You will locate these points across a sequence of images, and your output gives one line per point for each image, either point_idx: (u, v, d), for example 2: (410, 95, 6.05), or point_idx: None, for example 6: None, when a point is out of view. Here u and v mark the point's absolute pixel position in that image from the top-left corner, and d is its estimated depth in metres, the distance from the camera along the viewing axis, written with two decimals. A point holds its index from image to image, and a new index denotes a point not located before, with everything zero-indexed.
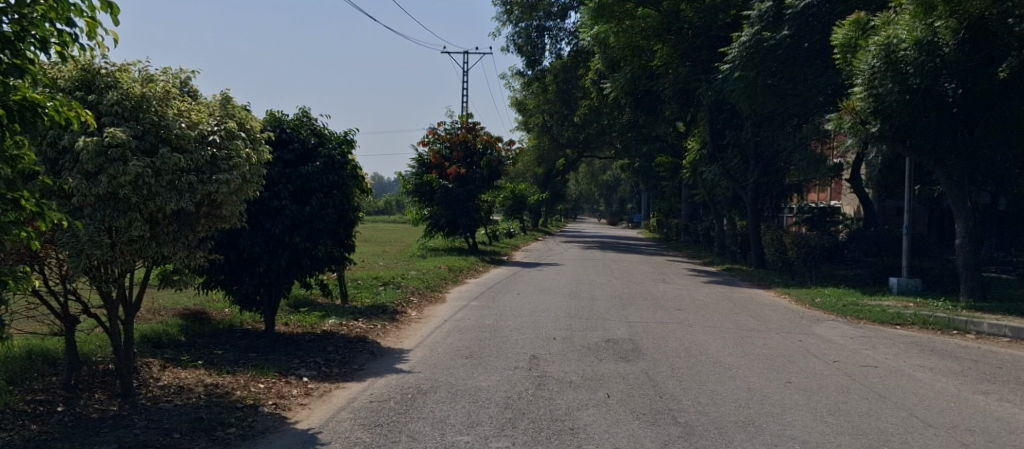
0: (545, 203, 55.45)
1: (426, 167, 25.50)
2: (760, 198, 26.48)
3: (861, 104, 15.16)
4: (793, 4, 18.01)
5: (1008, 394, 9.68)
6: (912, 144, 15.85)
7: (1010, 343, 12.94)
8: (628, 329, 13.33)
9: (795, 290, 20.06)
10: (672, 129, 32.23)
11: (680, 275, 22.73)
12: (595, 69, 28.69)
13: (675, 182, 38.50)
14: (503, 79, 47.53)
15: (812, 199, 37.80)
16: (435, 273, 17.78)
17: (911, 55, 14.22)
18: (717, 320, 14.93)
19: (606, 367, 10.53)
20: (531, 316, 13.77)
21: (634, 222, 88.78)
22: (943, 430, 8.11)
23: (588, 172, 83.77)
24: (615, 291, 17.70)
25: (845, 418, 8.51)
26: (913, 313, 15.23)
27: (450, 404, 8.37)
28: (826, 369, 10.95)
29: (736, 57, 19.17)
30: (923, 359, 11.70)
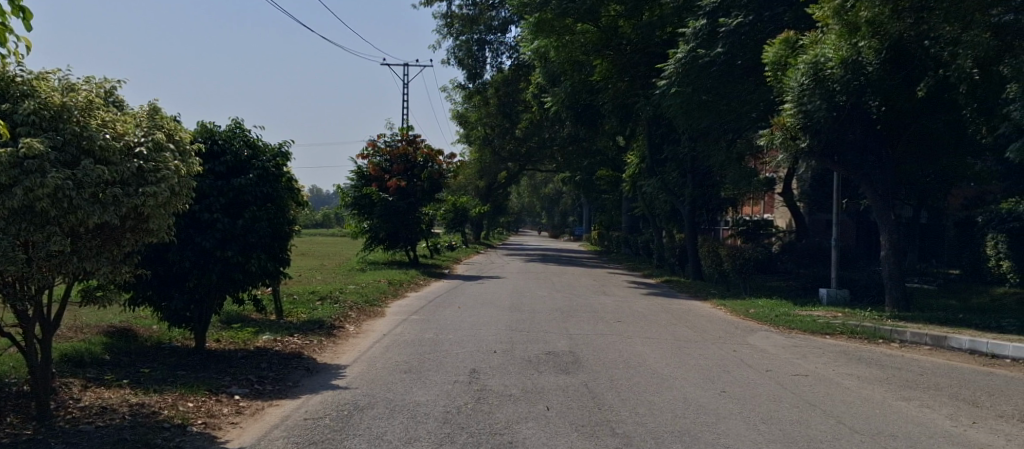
0: (487, 216, 55.43)
1: (365, 180, 25.27)
2: (697, 211, 26.88)
3: (790, 121, 15.53)
4: (727, 23, 18.54)
5: (929, 400, 9.98)
6: (839, 159, 16.52)
7: (932, 351, 13.36)
8: (567, 342, 13.39)
9: (731, 302, 20.37)
10: (612, 143, 32.55)
11: (619, 288, 22.92)
12: (535, 83, 28.87)
13: (615, 195, 38.88)
14: (445, 91, 47.43)
15: (747, 211, 38.58)
16: (374, 287, 17.61)
17: (837, 74, 14.70)
18: (656, 332, 15.11)
19: (545, 380, 10.55)
20: (471, 330, 13.74)
21: (578, 234, 89.41)
22: (868, 436, 8.32)
23: (530, 185, 84.04)
24: (554, 304, 17.77)
25: (776, 426, 8.67)
26: (842, 323, 15.61)
27: (387, 420, 8.30)
28: (759, 378, 11.15)
29: (673, 74, 19.58)
30: (851, 367, 11.99)
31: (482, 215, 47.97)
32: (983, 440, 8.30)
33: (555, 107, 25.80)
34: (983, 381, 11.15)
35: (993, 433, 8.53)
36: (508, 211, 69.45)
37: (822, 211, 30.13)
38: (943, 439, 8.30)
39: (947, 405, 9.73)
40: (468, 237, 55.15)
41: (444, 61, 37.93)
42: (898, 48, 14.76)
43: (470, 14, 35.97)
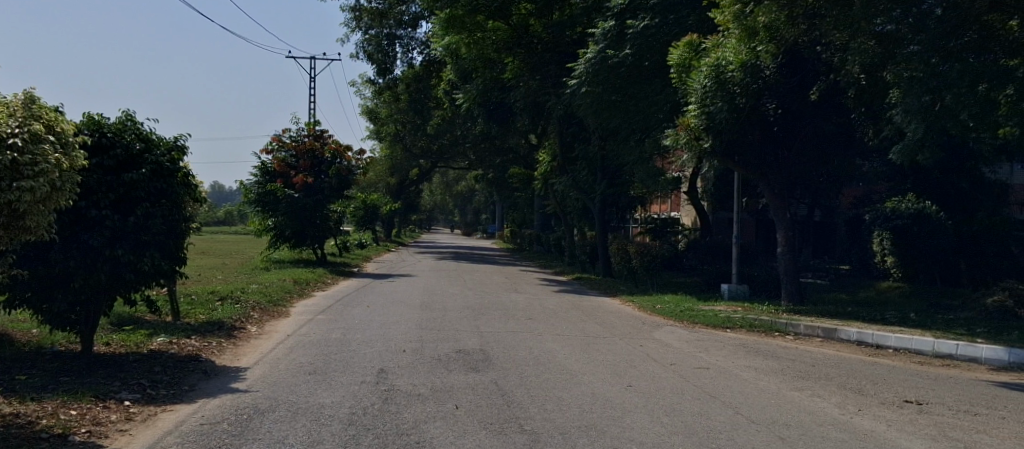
0: (398, 213, 54.97)
1: (269, 176, 24.75)
2: (606, 209, 27.26)
3: (694, 122, 15.93)
4: (634, 24, 18.78)
5: (820, 390, 10.33)
6: (741, 161, 17.02)
7: (824, 343, 13.86)
8: (478, 340, 13.36)
9: (638, 298, 20.69)
10: (524, 140, 32.71)
11: (531, 285, 23.01)
12: (446, 80, 28.75)
13: (527, 193, 39.11)
14: (354, 86, 46.65)
15: (655, 209, 39.36)
16: (278, 286, 17.20)
17: (737, 76, 15.19)
18: (565, 328, 15.24)
19: (454, 379, 10.48)
20: (380, 329, 13.55)
21: (491, 232, 89.73)
22: (764, 426, 8.53)
23: (442, 182, 83.81)
24: (464, 302, 17.72)
25: (678, 419, 8.80)
26: (741, 317, 16.04)
27: (289, 423, 8.10)
28: (663, 372, 11.33)
29: (583, 73, 19.79)
30: (749, 359, 12.33)
31: (393, 213, 47.55)
32: (868, 426, 8.61)
33: (466, 104, 25.77)
34: (868, 370, 11.62)
35: (876, 419, 8.88)
36: (420, 208, 69.08)
37: (725, 210, 30.94)
38: (832, 426, 8.59)
39: (835, 394, 10.08)
40: (379, 235, 54.64)
41: (353, 55, 37.32)
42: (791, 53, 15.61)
43: (380, 8, 35.52)
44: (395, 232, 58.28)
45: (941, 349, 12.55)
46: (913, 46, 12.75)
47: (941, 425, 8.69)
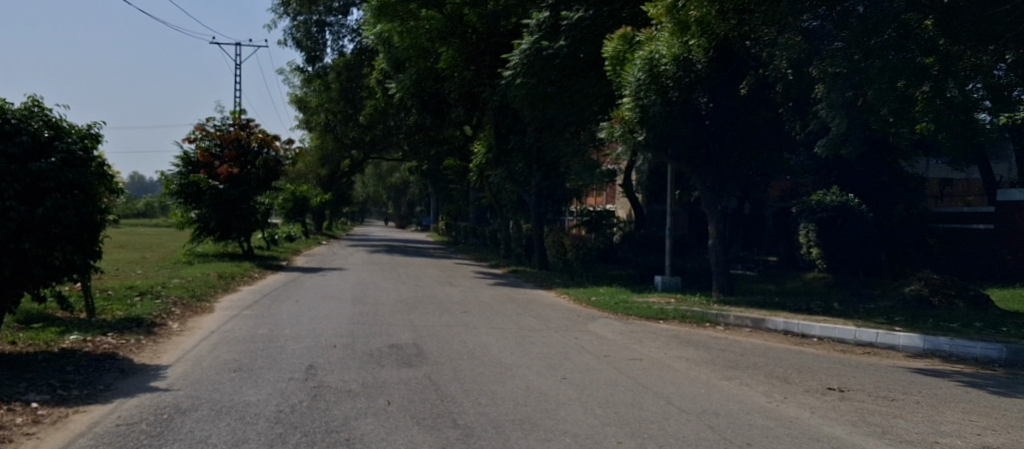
0: (329, 205, 54.20)
1: (192, 166, 24.02)
2: (542, 201, 27.26)
3: (628, 115, 16.00)
4: (568, 16, 18.66)
5: (749, 379, 10.41)
6: (673, 154, 17.28)
7: (752, 333, 14.02)
8: (411, 334, 13.15)
9: (573, 290, 20.73)
10: (459, 132, 32.50)
11: (466, 278, 22.83)
12: (379, 69, 28.28)
13: (462, 185, 38.93)
14: (282, 74, 45.73)
15: (591, 201, 39.60)
16: (201, 281, 16.68)
17: (670, 70, 15.29)
18: (500, 321, 15.13)
19: (387, 374, 10.27)
20: (310, 324, 13.25)
21: (426, 224, 89.27)
22: (694, 415, 8.53)
23: (375, 173, 83.01)
24: (398, 296, 17.48)
25: (611, 410, 8.76)
26: (674, 309, 16.14)
27: (212, 423, 7.80)
28: (598, 364, 11.30)
29: (517, 64, 19.63)
30: (680, 350, 12.38)
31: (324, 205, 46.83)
32: (793, 413, 8.68)
33: (399, 95, 25.44)
34: (795, 359, 11.78)
35: (801, 407, 8.96)
36: (352, 200, 68.29)
37: (658, 202, 31.21)
38: (759, 414, 8.64)
39: (763, 383, 10.17)
40: (310, 227, 53.83)
41: (282, 42, 36.50)
42: (724, 48, 15.73)
43: None
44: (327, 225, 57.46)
45: (862, 337, 12.82)
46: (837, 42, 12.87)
47: (862, 411, 8.80)
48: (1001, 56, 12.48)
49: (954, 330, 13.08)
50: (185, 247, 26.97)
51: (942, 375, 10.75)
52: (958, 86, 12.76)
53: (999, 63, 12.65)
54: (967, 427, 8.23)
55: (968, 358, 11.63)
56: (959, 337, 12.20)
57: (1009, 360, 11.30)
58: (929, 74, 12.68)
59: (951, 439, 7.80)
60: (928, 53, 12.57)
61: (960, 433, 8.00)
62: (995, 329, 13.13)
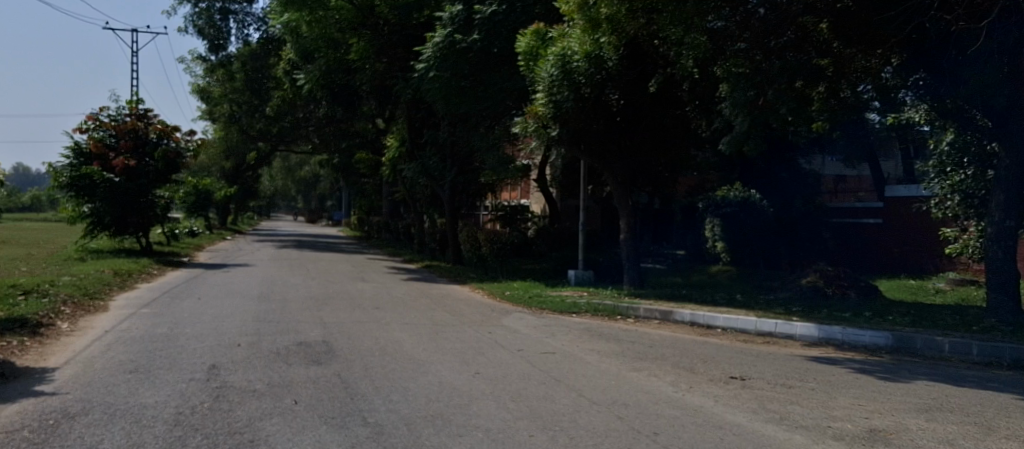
0: (235, 199, 52.76)
1: (84, 158, 22.87)
2: (456, 195, 27.12)
3: (542, 110, 16.20)
4: (481, 10, 18.66)
5: (657, 369, 10.51)
6: (586, 148, 17.46)
7: (661, 325, 14.19)
8: (321, 331, 12.83)
9: (487, 285, 20.65)
10: (371, 125, 32.05)
11: (379, 274, 22.51)
12: (287, 59, 27.67)
13: (374, 179, 38.45)
14: (183, 63, 44.37)
15: (505, 196, 39.62)
16: (94, 278, 15.96)
17: (582, 67, 15.46)
18: (414, 316, 14.92)
19: (294, 373, 9.97)
20: (213, 322, 12.82)
21: (336, 219, 88.00)
22: (605, 407, 8.55)
23: (284, 166, 81.33)
24: (308, 292, 17.09)
25: (523, 404, 8.68)
26: (587, 302, 16.23)
27: (104, 427, 7.41)
28: (510, 358, 11.23)
29: (430, 58, 19.38)
30: (592, 343, 12.41)
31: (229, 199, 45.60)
32: (698, 402, 8.78)
33: (308, 86, 24.89)
34: (700, 349, 11.96)
35: (706, 396, 9.06)
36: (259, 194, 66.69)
37: (571, 197, 31.43)
38: (666, 404, 8.70)
39: (670, 373, 10.28)
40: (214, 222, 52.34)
41: (183, 29, 35.16)
42: (634, 46, 15.91)
43: None
44: (233, 220, 56.03)
45: (763, 327, 13.10)
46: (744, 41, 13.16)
47: (762, 398, 8.96)
48: (887, 61, 13.47)
49: (847, 320, 13.50)
50: (76, 243, 25.54)
51: (835, 363, 11.05)
52: (851, 87, 14.27)
53: (887, 65, 13.66)
54: (857, 411, 8.46)
55: (858, 346, 11.95)
56: (851, 326, 12.58)
57: (894, 347, 11.67)
58: (824, 75, 13.92)
59: (842, 423, 8.00)
60: (824, 55, 13.65)
61: (850, 418, 8.20)
62: (885, 318, 13.62)
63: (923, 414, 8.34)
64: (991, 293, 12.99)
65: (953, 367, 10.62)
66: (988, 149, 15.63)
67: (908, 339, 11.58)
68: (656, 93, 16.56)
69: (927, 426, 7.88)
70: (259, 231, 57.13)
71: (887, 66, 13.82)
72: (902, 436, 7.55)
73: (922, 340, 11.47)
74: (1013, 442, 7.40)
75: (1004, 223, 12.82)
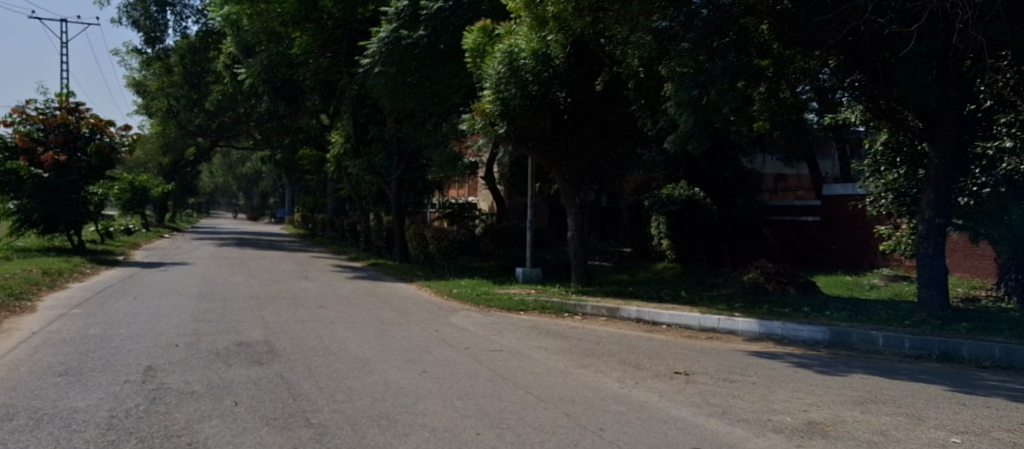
0: (172, 195, 51.62)
1: (10, 152, 22.15)
2: (403, 191, 26.90)
3: (489, 107, 15.96)
4: (428, 6, 18.56)
5: (604, 366, 10.48)
6: (533, 146, 17.40)
7: (608, 322, 14.21)
8: (262, 331, 12.55)
9: (435, 283, 20.50)
10: (314, 121, 31.60)
11: (323, 272, 22.20)
12: (227, 53, 27.18)
13: (318, 175, 38.00)
14: (118, 56, 43.29)
15: (452, 194, 39.47)
16: (22, 278, 15.40)
17: (529, 64, 15.40)
18: (360, 315, 14.69)
19: (234, 373, 9.71)
20: (150, 322, 12.45)
21: (279, 216, 86.88)
22: (551, 404, 8.48)
23: (224, 162, 80.01)
24: (250, 291, 16.74)
25: (470, 402, 8.57)
26: (534, 299, 16.19)
27: (31, 433, 7.11)
28: (458, 356, 11.10)
29: (376, 53, 19.30)
30: (540, 340, 12.35)
31: (166, 195, 44.62)
32: (643, 397, 8.77)
33: (250, 80, 24.43)
34: (645, 345, 11.98)
35: (651, 391, 9.05)
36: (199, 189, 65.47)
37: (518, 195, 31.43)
38: (613, 400, 8.66)
39: (616, 369, 10.26)
40: (150, 218, 51.14)
41: (117, 20, 34.20)
42: (580, 45, 15.97)
43: None
44: (171, 217, 54.94)
45: (707, 323, 13.19)
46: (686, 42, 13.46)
47: (704, 393, 8.98)
48: (825, 62, 13.94)
49: (787, 315, 13.66)
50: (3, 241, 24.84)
51: (775, 357, 11.15)
52: (790, 86, 14.37)
53: (825, 67, 14.02)
54: (796, 404, 8.52)
55: (797, 341, 12.08)
56: (791, 321, 12.73)
57: (831, 342, 11.82)
58: (765, 76, 14.35)
59: (781, 416, 8.04)
60: (764, 57, 14.12)
61: (789, 411, 8.25)
62: (822, 312, 13.83)
63: (857, 406, 8.43)
64: (922, 287, 13.25)
65: (886, 360, 10.79)
66: (917, 148, 15.93)
67: (844, 333, 11.75)
68: (603, 92, 16.59)
69: (862, 418, 7.96)
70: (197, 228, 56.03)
71: (825, 67, 14.21)
72: (838, 428, 7.61)
73: (858, 334, 11.63)
74: (942, 431, 7.51)
75: (935, 219, 13.09)
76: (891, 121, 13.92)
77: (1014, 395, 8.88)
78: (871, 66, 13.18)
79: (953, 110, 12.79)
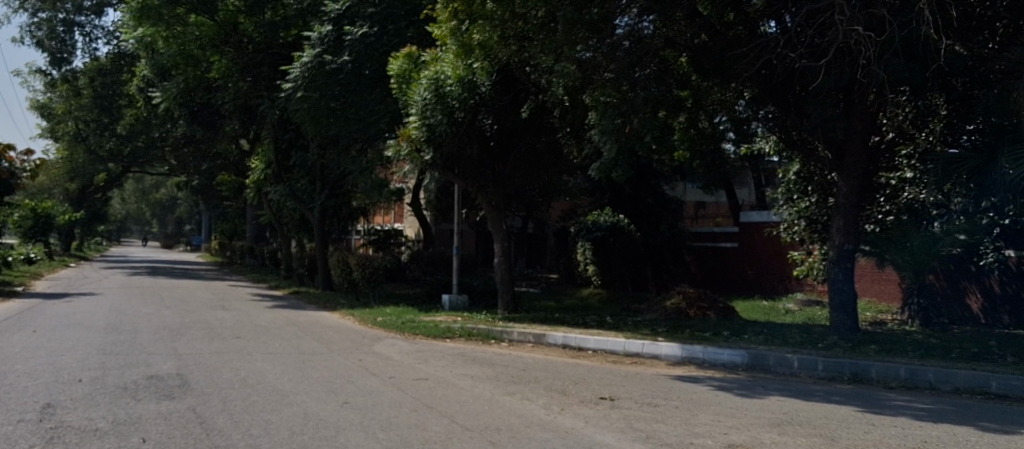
0: (80, 222, 49.75)
1: None
2: (326, 218, 26.45)
3: (415, 134, 15.78)
4: (352, 31, 18.36)
5: (530, 393, 10.34)
6: (460, 172, 17.29)
7: (533, 348, 14.11)
8: (174, 364, 12.05)
9: (358, 311, 20.12)
10: (234, 146, 30.92)
11: (241, 301, 21.58)
12: (141, 76, 26.48)
13: (237, 201, 37.18)
14: (20, 77, 41.60)
15: (377, 220, 39.09)
16: None
17: (455, 91, 15.31)
18: (280, 346, 14.28)
19: (142, 409, 9.27)
20: (51, 357, 11.84)
21: (196, 244, 84.85)
22: (476, 433, 8.31)
23: (137, 187, 77.83)
24: (162, 322, 16.11)
25: (393, 433, 8.34)
26: (460, 326, 16.00)
27: None
28: (381, 386, 10.83)
29: (298, 77, 19.07)
30: (465, 368, 12.16)
31: (72, 223, 42.94)
32: (568, 424, 8.66)
33: (165, 104, 23.75)
34: (571, 371, 11.91)
35: (576, 417, 8.96)
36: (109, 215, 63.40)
37: (444, 221, 31.27)
38: (538, 427, 8.54)
39: (542, 396, 10.15)
40: (56, 246, 49.14)
41: (21, 39, 32.99)
42: (506, 73, 16.00)
43: None
44: (77, 245, 52.94)
45: (631, 348, 13.21)
46: (608, 73, 13.55)
47: (629, 418, 8.93)
48: (740, 94, 14.21)
49: (707, 339, 13.77)
50: None
51: (696, 381, 11.18)
52: (707, 118, 14.91)
53: (739, 99, 14.55)
54: (716, 427, 8.52)
55: (718, 365, 12.16)
56: (712, 345, 12.81)
57: (750, 365, 11.93)
58: (684, 106, 14.54)
59: (703, 439, 8.03)
60: (683, 88, 14.31)
61: (710, 434, 8.25)
62: (741, 336, 13.98)
63: (775, 428, 8.48)
64: (833, 311, 13.51)
65: (801, 382, 10.91)
66: (827, 178, 16.29)
67: (761, 356, 11.87)
68: (529, 119, 16.59)
69: (779, 439, 8.01)
70: (106, 256, 54.11)
71: (740, 99, 14.69)
72: None
73: (774, 357, 11.78)
74: None
75: (844, 246, 13.42)
76: (803, 152, 14.25)
77: (921, 414, 9.06)
78: (784, 99, 13.50)
79: (859, 141, 13.12)
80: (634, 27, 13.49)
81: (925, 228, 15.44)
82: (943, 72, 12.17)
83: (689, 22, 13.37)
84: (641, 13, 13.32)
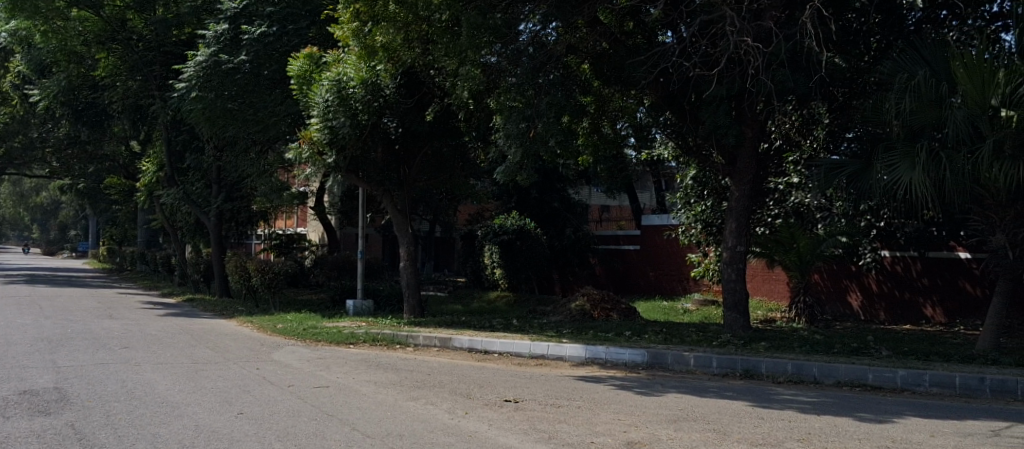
0: None
1: None
2: (223, 222, 25.66)
3: (316, 136, 15.38)
4: (249, 31, 17.92)
5: (434, 397, 10.19)
6: (364, 176, 16.98)
7: (438, 352, 13.95)
8: (51, 377, 11.40)
9: (257, 317, 19.56)
10: (122, 148, 29.70)
11: (131, 309, 20.69)
12: (16, 73, 25.18)
13: (126, 205, 35.77)
14: None
15: (279, 226, 38.22)
16: None
17: (358, 93, 14.97)
18: (170, 355, 13.69)
19: (14, 426, 8.73)
20: None
21: (82, 251, 81.29)
22: (376, 440, 8.11)
23: (16, 192, 74.05)
24: (42, 333, 15.25)
25: (289, 442, 8.07)
26: (364, 332, 15.69)
27: None
28: (279, 395, 10.49)
29: (191, 77, 18.25)
30: (369, 374, 11.90)
31: None
32: (471, 427, 8.56)
33: (46, 103, 22.61)
34: (476, 374, 11.80)
35: (479, 420, 8.86)
36: None
37: (348, 225, 30.80)
38: (440, 431, 8.40)
39: (446, 400, 10.00)
40: None
41: None
42: (410, 75, 15.77)
43: None
44: None
45: (536, 350, 13.18)
46: (512, 77, 13.45)
47: (531, 419, 8.88)
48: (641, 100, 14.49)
49: (609, 339, 13.87)
50: None
51: (598, 381, 11.22)
52: (610, 123, 15.09)
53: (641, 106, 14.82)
54: (617, 425, 8.55)
55: (620, 365, 12.24)
56: (615, 345, 12.88)
57: (650, 364, 12.05)
58: (587, 111, 14.73)
59: (603, 438, 8.03)
60: (586, 93, 14.53)
61: (610, 432, 8.27)
62: (641, 336, 14.15)
63: (672, 424, 8.57)
64: (728, 310, 13.77)
65: (698, 379, 11.07)
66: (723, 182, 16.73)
67: (660, 355, 12.01)
68: (433, 123, 16.40)
69: (676, 435, 8.08)
70: None
71: (642, 105, 14.96)
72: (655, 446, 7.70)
73: (672, 355, 11.93)
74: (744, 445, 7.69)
75: (737, 247, 13.69)
76: (698, 158, 14.51)
77: (808, 407, 9.29)
78: (682, 104, 13.75)
79: (751, 146, 13.44)
80: (537, 33, 13.54)
81: (812, 232, 16.05)
82: (830, 80, 12.59)
83: (590, 28, 13.56)
84: (545, 19, 13.37)
